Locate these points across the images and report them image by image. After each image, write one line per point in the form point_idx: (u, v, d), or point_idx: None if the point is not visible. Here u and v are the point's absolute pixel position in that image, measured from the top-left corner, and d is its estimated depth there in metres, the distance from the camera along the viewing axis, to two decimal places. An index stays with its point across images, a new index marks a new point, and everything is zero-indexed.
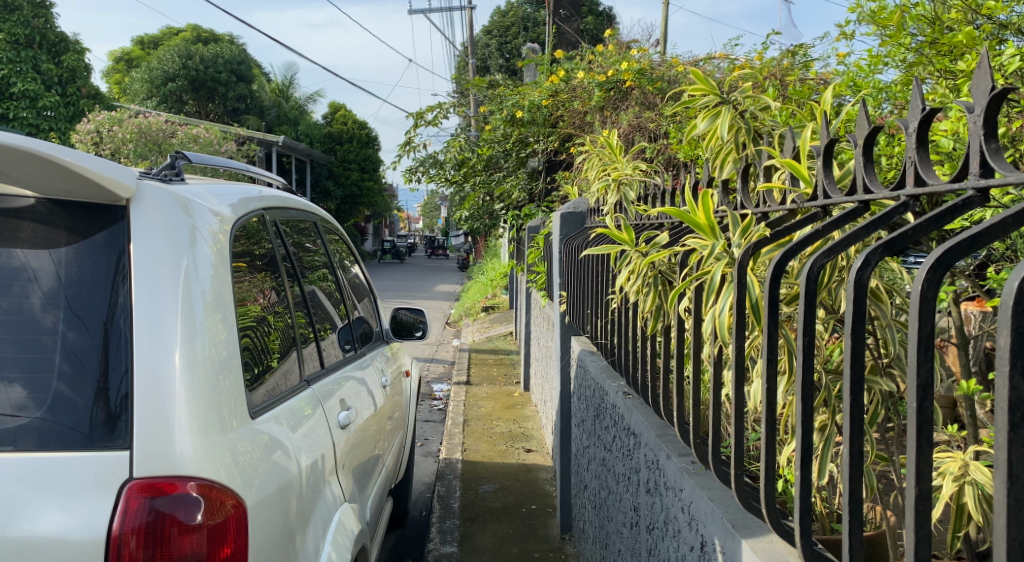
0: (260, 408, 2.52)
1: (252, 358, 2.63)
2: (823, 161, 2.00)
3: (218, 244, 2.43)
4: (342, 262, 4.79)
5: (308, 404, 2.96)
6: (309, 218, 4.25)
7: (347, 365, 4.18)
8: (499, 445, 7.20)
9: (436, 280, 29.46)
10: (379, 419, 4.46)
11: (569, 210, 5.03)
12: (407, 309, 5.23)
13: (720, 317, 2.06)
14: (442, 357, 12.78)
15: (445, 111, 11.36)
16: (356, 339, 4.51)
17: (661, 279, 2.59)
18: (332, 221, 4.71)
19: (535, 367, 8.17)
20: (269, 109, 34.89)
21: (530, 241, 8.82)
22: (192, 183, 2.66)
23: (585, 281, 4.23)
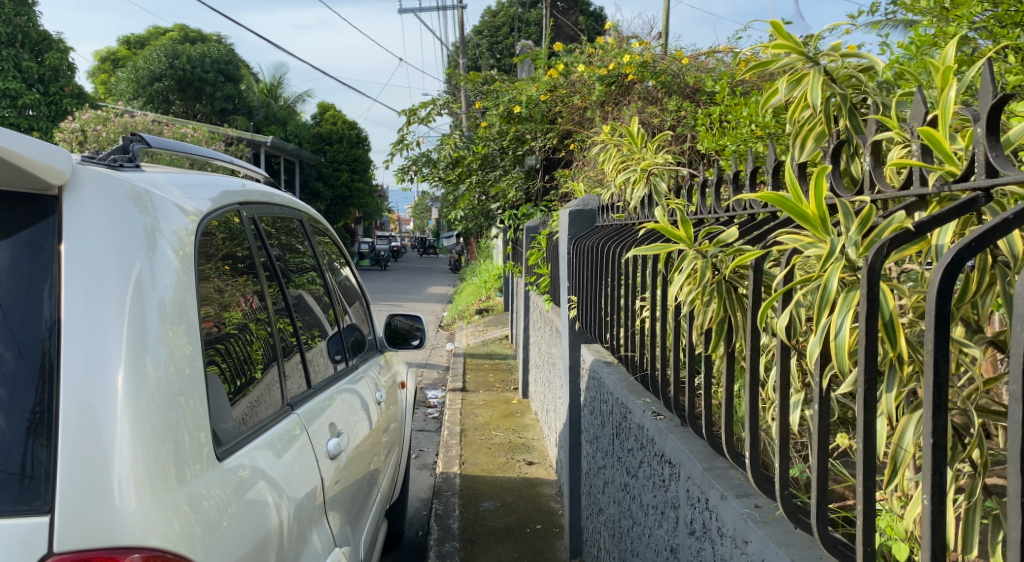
0: (240, 438, 2.18)
1: (226, 375, 2.27)
2: (989, 128, 1.57)
3: (185, 248, 2.05)
4: (333, 266, 4.40)
5: (298, 425, 2.63)
6: (297, 217, 3.87)
7: (340, 380, 3.81)
8: (499, 457, 6.82)
9: (428, 283, 29.06)
10: (373, 436, 4.08)
11: (577, 207, 4.67)
12: (403, 315, 4.80)
13: (840, 335, 1.68)
14: (436, 362, 12.41)
15: (439, 108, 10.96)
16: (346, 350, 4.12)
17: (727, 286, 2.21)
18: (322, 221, 4.32)
19: (536, 374, 7.78)
20: (257, 110, 34.44)
21: (528, 241, 8.46)
22: (155, 171, 2.30)
23: (603, 285, 3.84)
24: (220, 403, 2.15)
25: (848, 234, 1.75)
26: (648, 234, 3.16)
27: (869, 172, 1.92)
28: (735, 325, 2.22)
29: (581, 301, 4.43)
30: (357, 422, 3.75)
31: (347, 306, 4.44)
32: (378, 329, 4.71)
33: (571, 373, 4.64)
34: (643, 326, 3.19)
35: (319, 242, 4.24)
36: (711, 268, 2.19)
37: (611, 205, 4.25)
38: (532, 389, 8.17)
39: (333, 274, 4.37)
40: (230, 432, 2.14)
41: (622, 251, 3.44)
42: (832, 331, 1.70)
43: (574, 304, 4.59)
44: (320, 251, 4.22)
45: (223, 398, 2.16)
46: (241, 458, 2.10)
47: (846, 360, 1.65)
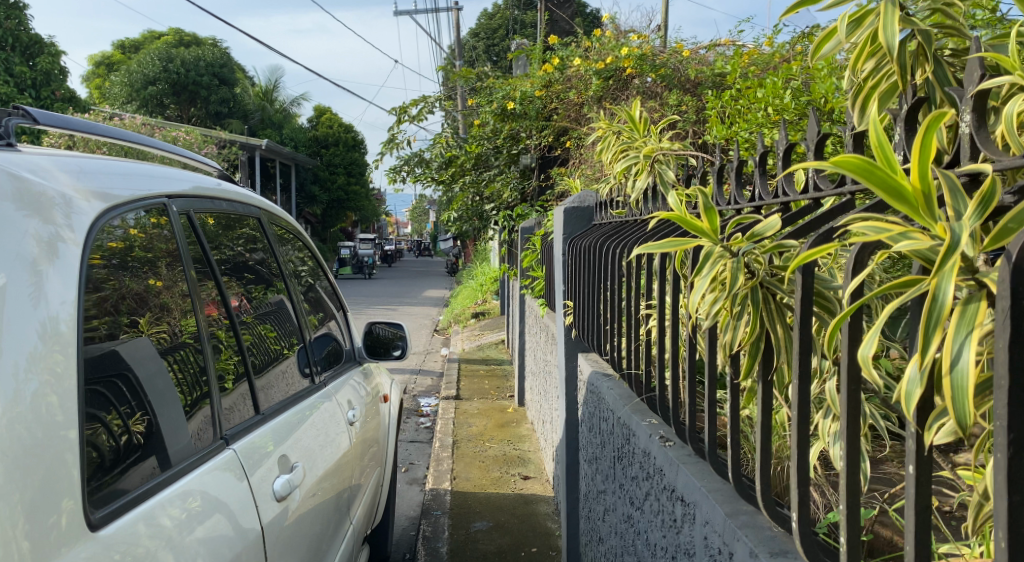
0: (195, 456, 2.40)
1: (183, 388, 2.46)
2: None
3: (107, 252, 2.22)
4: (299, 265, 3.95)
5: (268, 440, 2.85)
6: (252, 211, 3.42)
7: (308, 394, 3.45)
8: (493, 471, 6.44)
9: (425, 286, 28.59)
10: (352, 460, 3.74)
11: (573, 204, 4.29)
12: (385, 323, 4.41)
13: (960, 371, 1.33)
14: (430, 368, 12.01)
15: (430, 105, 10.59)
16: (317, 364, 3.72)
17: (763, 292, 1.89)
18: (286, 214, 3.85)
19: (532, 383, 7.40)
20: (252, 113, 34.07)
21: (524, 242, 8.10)
22: (102, 161, 2.43)
23: (603, 288, 3.44)
24: (175, 419, 2.39)
25: (968, 223, 1.41)
26: (656, 231, 2.82)
27: (980, 134, 1.56)
28: (775, 343, 1.89)
29: (579, 306, 4.02)
30: (328, 446, 3.39)
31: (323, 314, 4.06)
32: (357, 339, 4.31)
33: (568, 385, 4.25)
34: (648, 337, 2.79)
35: (283, 241, 3.76)
36: (743, 271, 1.87)
37: (610, 200, 3.87)
38: (528, 398, 7.79)
39: (300, 277, 3.92)
40: (185, 448, 2.39)
41: (623, 251, 3.07)
42: (948, 362, 1.35)
43: (571, 309, 4.20)
44: (286, 251, 3.77)
45: (176, 413, 2.39)
46: (199, 477, 2.35)
47: (971, 409, 1.32)
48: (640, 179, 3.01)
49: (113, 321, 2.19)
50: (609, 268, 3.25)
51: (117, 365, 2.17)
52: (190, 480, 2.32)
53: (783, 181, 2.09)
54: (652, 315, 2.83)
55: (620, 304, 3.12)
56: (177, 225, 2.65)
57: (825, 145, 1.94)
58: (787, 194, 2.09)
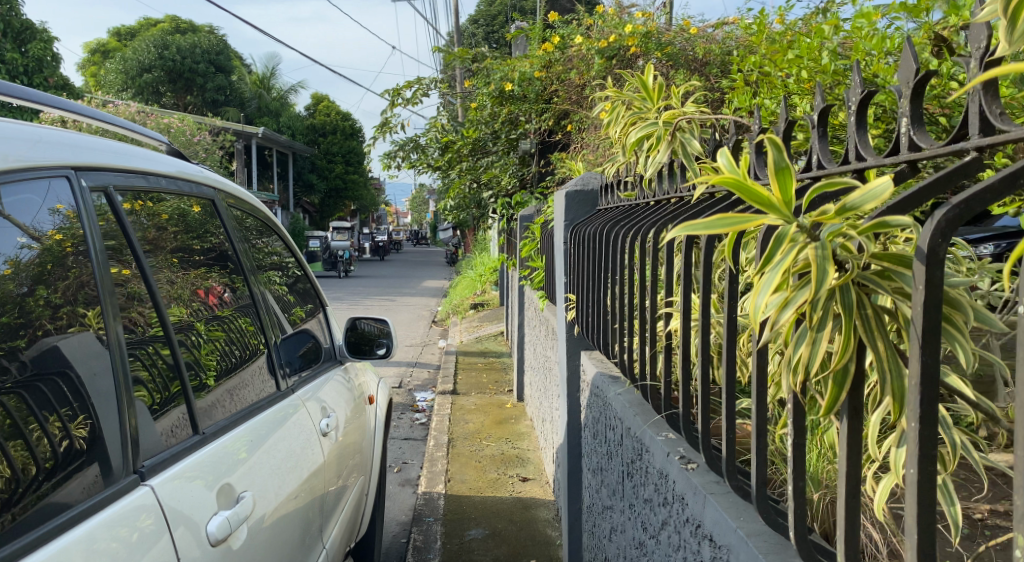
0: (156, 462, 2.20)
1: (154, 384, 2.31)
2: None
3: (75, 236, 2.13)
4: (264, 253, 3.46)
5: (241, 445, 2.61)
6: (206, 194, 2.92)
7: (282, 401, 3.06)
8: (489, 472, 6.08)
9: (423, 276, 28.12)
10: (334, 468, 3.41)
11: (575, 187, 3.92)
12: (369, 318, 4.00)
13: None
14: (427, 361, 11.62)
15: (425, 87, 10.19)
16: (292, 366, 3.36)
17: (857, 291, 1.61)
18: (244, 194, 3.33)
19: (531, 379, 7.04)
20: (249, 101, 33.66)
21: (522, 231, 7.75)
22: (81, 134, 2.33)
23: (613, 280, 2.99)
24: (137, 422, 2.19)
25: None
26: (679, 213, 2.44)
27: None
28: (873, 360, 1.59)
29: (583, 298, 3.63)
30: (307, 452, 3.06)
31: (301, 309, 3.68)
32: (337, 337, 3.93)
33: (570, 385, 3.89)
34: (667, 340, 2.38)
35: (243, 229, 3.25)
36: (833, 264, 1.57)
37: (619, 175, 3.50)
38: (528, 393, 7.43)
39: (266, 269, 3.42)
40: (149, 451, 2.20)
41: (638, 236, 2.68)
42: None
43: (572, 301, 3.83)
44: (247, 239, 3.27)
45: (137, 413, 2.19)
46: (166, 486, 2.18)
47: None
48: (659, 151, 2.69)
49: (71, 309, 2.06)
50: (622, 256, 2.83)
51: (59, 364, 1.98)
52: (155, 487, 2.13)
53: (859, 149, 1.77)
54: (673, 314, 2.41)
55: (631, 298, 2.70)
56: (88, 201, 2.20)
57: (927, 84, 1.64)
58: (861, 157, 1.77)
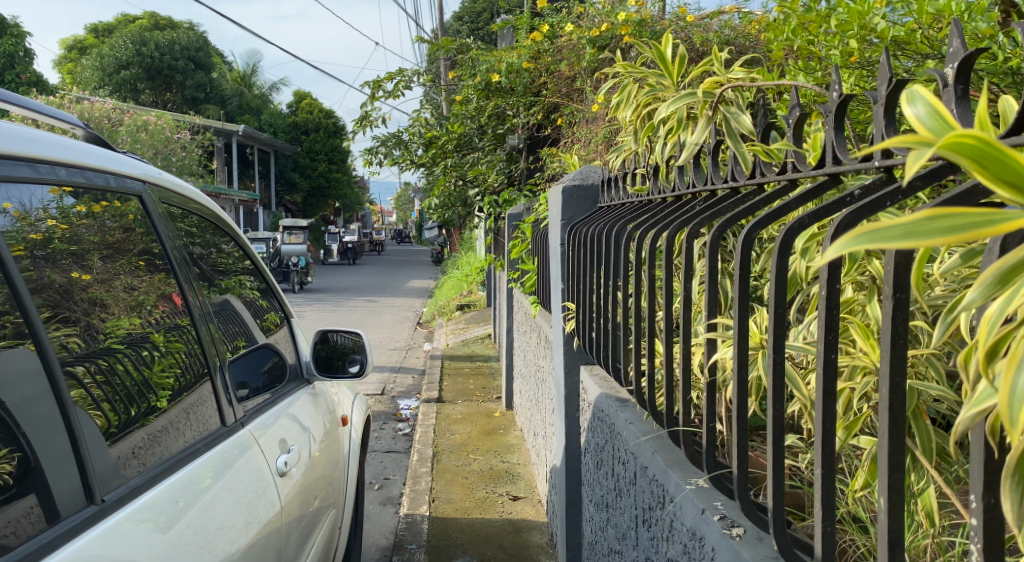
0: (105, 501, 1.89)
1: (112, 406, 2.04)
2: None
3: (25, 244, 1.88)
4: (210, 257, 2.88)
5: (204, 474, 2.29)
6: (132, 189, 2.34)
7: (243, 426, 2.67)
8: (477, 491, 5.64)
9: (409, 275, 27.58)
10: (305, 500, 3.02)
11: (574, 182, 3.50)
12: (341, 331, 3.54)
13: None
14: (411, 365, 11.19)
15: (407, 80, 9.74)
16: (251, 389, 2.93)
17: None
18: (181, 187, 2.74)
19: (522, 387, 6.62)
20: (230, 99, 33.10)
21: (511, 230, 7.32)
22: (38, 128, 2.04)
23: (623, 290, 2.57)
24: (88, 442, 1.91)
25: None
26: (713, 211, 2.05)
27: None
28: None
29: (585, 307, 3.21)
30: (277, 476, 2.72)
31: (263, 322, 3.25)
32: (305, 354, 3.47)
33: (568, 403, 3.47)
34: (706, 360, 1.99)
35: (183, 232, 2.66)
36: None
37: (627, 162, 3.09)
38: (518, 402, 7.02)
39: (212, 277, 2.85)
40: (96, 485, 1.89)
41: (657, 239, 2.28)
42: None
43: (571, 310, 3.40)
44: (188, 242, 2.68)
45: (86, 435, 1.90)
46: (118, 531, 1.86)
47: None
48: (683, 138, 2.33)
49: (14, 315, 1.77)
50: (636, 260, 2.42)
51: None
52: (99, 537, 1.80)
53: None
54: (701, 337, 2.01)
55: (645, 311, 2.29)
56: None
57: None
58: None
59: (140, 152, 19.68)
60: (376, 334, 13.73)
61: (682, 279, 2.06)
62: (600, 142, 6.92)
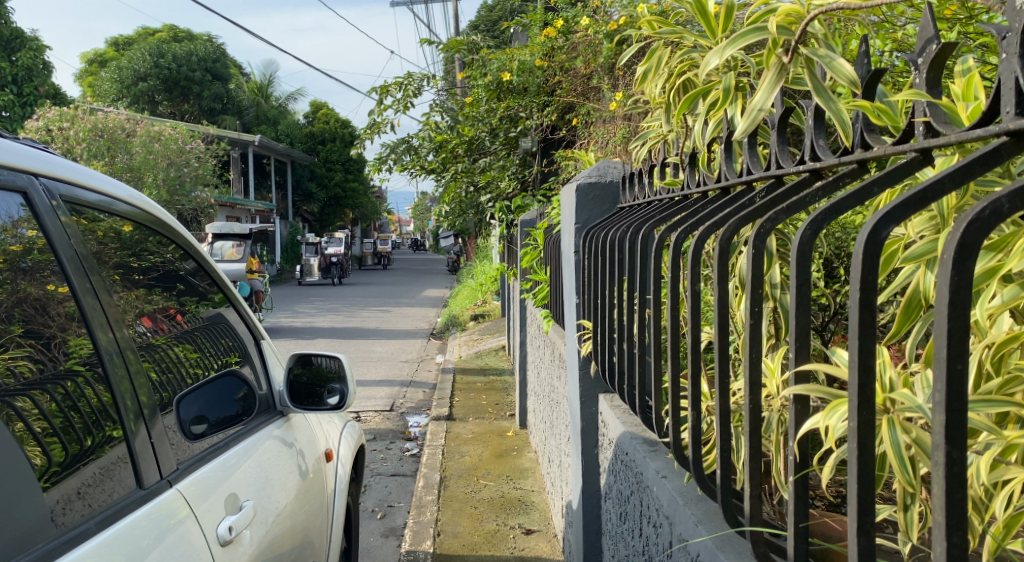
0: (35, 551, 1.57)
1: (61, 442, 1.74)
2: None
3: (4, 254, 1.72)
4: (145, 272, 2.34)
5: (178, 507, 1.95)
6: (11, 182, 1.73)
7: (215, 459, 2.31)
8: (487, 523, 5.16)
9: (423, 285, 27.11)
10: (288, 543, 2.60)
11: (590, 180, 3.00)
12: (324, 357, 3.04)
13: None
14: (422, 379, 10.70)
15: (417, 82, 9.29)
16: (217, 423, 2.51)
17: None
18: (102, 189, 2.18)
19: (536, 406, 6.14)
20: (247, 109, 32.87)
21: (524, 237, 6.88)
22: None
23: (654, 305, 2.11)
24: (16, 486, 1.58)
25: None
26: (795, 200, 1.60)
27: None
28: None
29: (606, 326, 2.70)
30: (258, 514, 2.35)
31: (229, 347, 2.80)
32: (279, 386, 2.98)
33: (583, 437, 2.99)
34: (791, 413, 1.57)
35: (109, 244, 2.12)
36: None
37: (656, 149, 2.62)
38: (532, 421, 6.55)
39: (148, 297, 2.32)
40: (23, 537, 1.56)
41: (704, 241, 1.82)
42: None
43: (586, 327, 2.91)
44: (113, 256, 2.14)
45: (15, 481, 1.58)
46: None
47: None
48: (734, 112, 1.86)
49: None
50: (672, 267, 1.95)
51: None
52: None
53: None
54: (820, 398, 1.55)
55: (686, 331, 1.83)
56: None
57: None
58: None
59: (152, 162, 19.35)
60: (389, 346, 13.24)
61: (750, 295, 1.63)
62: (619, 143, 6.47)
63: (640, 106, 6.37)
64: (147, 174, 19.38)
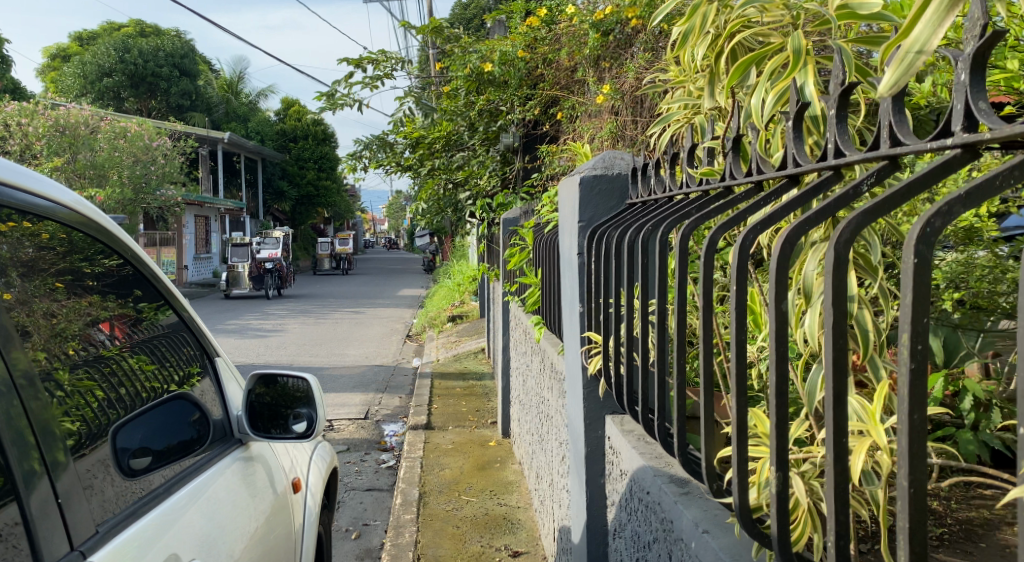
0: None
1: None
2: None
3: None
4: (98, 279, 2.06)
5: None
6: None
7: (166, 501, 2.03)
8: (470, 544, 4.78)
9: (399, 285, 26.61)
10: None
11: (595, 172, 2.65)
12: (291, 380, 2.69)
13: None
14: (399, 385, 10.30)
15: (390, 67, 8.89)
16: (171, 453, 2.18)
17: None
18: (48, 187, 1.91)
19: (521, 416, 5.79)
20: (216, 106, 32.20)
21: (507, 236, 6.53)
22: None
23: (704, 319, 1.74)
24: None
25: None
26: (980, 182, 1.26)
27: None
28: None
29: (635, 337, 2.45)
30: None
31: (182, 368, 2.41)
32: (241, 420, 2.50)
33: (588, 463, 2.64)
34: None
35: (53, 249, 1.87)
36: None
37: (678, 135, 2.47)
38: (517, 431, 6.19)
39: (100, 305, 2.05)
40: None
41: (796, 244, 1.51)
42: None
43: (593, 340, 2.56)
44: (58, 262, 1.90)
45: None
46: None
47: None
48: (804, 79, 1.61)
49: None
50: (737, 271, 1.61)
51: None
52: None
53: None
54: None
55: (770, 364, 1.52)
56: None
57: None
58: None
59: (117, 160, 18.73)
60: (363, 349, 12.80)
61: (909, 319, 1.31)
62: (607, 137, 6.14)
63: (628, 100, 6.05)
64: (111, 172, 18.76)
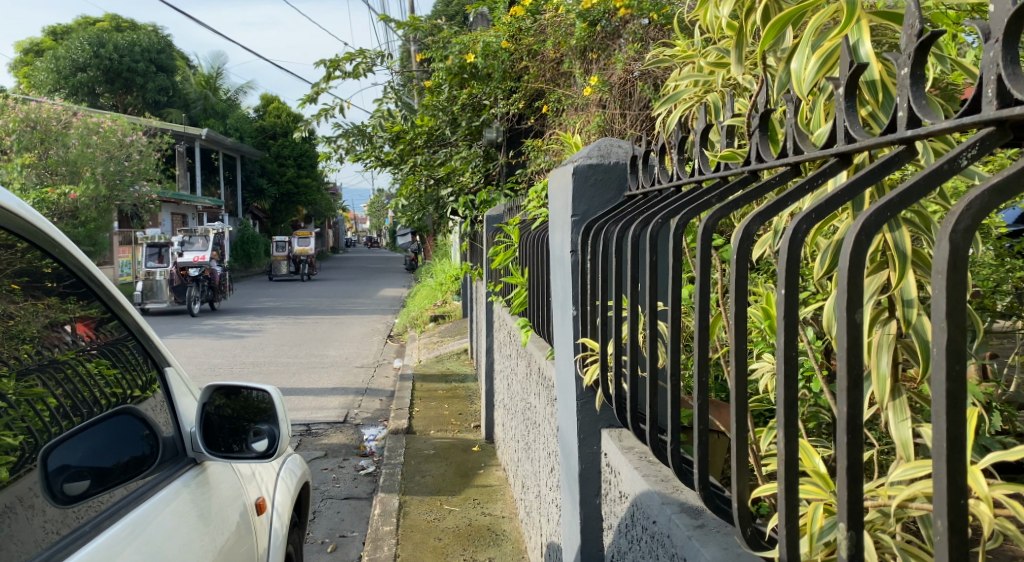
0: None
1: None
2: None
3: None
4: (57, 283, 1.95)
5: None
6: None
7: (103, 530, 1.79)
8: (453, 558, 4.53)
9: (380, 284, 26.30)
10: None
11: (589, 161, 2.40)
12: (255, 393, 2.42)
13: None
14: (380, 386, 10.03)
15: (368, 60, 8.62)
16: (115, 473, 1.95)
17: None
18: None
19: (506, 420, 5.56)
20: (194, 103, 31.71)
21: (490, 233, 6.30)
22: None
23: (735, 331, 1.51)
24: None
25: None
26: None
27: None
28: None
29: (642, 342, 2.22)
30: None
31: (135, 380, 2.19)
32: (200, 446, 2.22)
33: (582, 484, 2.39)
34: None
35: (6, 249, 1.77)
36: None
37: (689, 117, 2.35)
38: (502, 435, 5.96)
39: (58, 306, 1.95)
40: None
41: (872, 233, 1.30)
42: None
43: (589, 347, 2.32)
44: (16, 262, 1.81)
45: None
46: None
47: None
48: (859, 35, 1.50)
49: None
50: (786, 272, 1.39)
51: None
52: None
53: None
54: None
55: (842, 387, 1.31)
56: None
57: None
58: None
59: (90, 156, 18.30)
60: (343, 350, 12.49)
61: None
62: (594, 131, 5.92)
63: (617, 93, 5.82)
64: (85, 169, 18.28)
